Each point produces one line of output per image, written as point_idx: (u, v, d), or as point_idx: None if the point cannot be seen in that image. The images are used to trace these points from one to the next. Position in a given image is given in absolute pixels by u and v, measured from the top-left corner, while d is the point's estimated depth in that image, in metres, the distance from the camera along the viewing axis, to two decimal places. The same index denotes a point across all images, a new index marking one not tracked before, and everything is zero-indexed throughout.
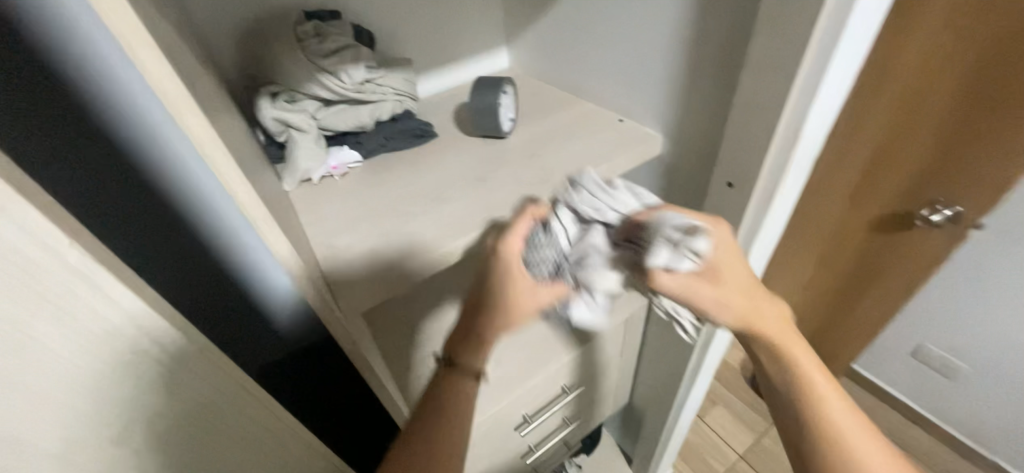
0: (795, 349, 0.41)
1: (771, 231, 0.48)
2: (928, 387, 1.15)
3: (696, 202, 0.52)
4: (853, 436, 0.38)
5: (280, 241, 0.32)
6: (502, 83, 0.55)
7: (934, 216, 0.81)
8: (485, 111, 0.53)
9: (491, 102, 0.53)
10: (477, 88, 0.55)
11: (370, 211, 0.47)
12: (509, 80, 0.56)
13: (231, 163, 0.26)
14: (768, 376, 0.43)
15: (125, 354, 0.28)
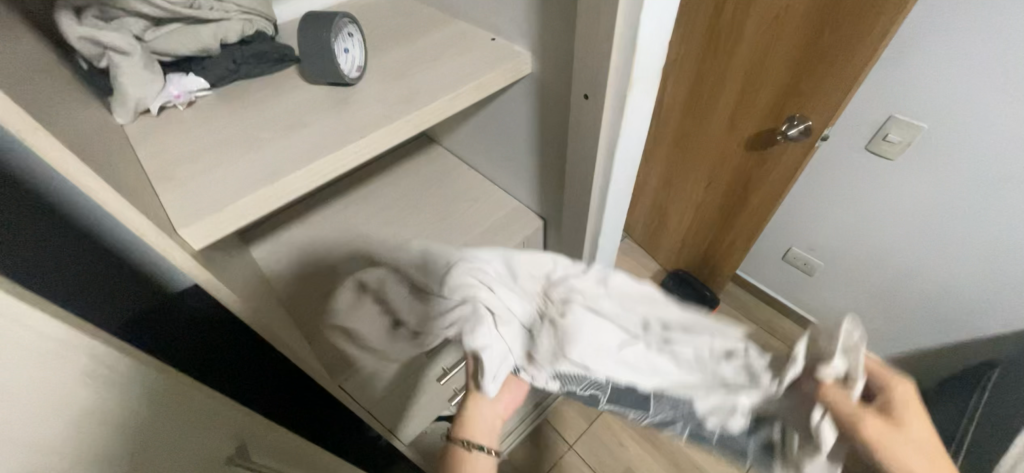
0: None
1: (629, 143, 0.52)
2: (794, 283, 1.36)
3: (565, 122, 0.55)
4: None
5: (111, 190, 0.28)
6: (339, 20, 0.49)
7: (790, 130, 0.92)
8: (318, 54, 0.47)
9: (325, 43, 0.47)
10: (308, 27, 0.48)
11: (220, 140, 0.44)
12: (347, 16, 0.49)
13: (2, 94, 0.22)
14: None
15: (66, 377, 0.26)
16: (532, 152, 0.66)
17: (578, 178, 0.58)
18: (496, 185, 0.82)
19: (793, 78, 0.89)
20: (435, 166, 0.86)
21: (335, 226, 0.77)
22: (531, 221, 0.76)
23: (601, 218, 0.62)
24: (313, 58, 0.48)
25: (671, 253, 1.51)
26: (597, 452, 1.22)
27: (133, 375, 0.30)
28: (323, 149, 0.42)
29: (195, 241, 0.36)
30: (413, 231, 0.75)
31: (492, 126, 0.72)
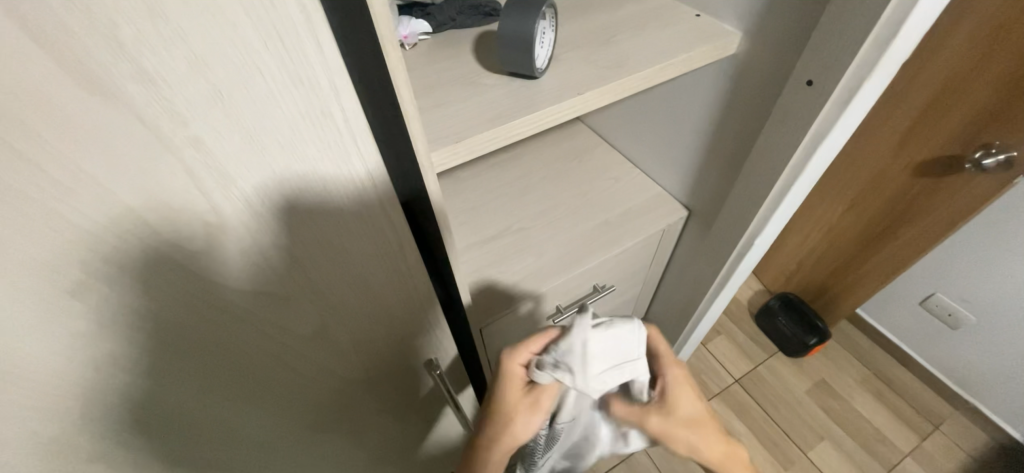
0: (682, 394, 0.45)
1: (836, 138, 0.48)
2: (928, 334, 1.21)
3: (762, 106, 0.52)
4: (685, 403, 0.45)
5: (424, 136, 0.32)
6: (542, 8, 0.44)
7: (985, 159, 0.80)
8: (518, 47, 0.44)
9: (525, 42, 0.43)
10: (511, 13, 0.44)
11: (445, 81, 0.47)
12: (550, 7, 0.45)
13: (395, 34, 0.26)
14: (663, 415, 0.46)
15: (145, 247, 0.24)
16: (699, 139, 0.65)
17: (758, 170, 0.55)
18: (638, 168, 0.81)
19: (1002, 101, 0.77)
20: (577, 141, 0.87)
21: (479, 184, 0.81)
22: (676, 209, 0.74)
23: (768, 216, 0.59)
24: (507, 45, 0.44)
25: (782, 273, 1.40)
26: (669, 459, 1.19)
27: (204, 276, 0.27)
28: (541, 102, 0.44)
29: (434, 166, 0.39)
30: (556, 201, 0.77)
31: (656, 108, 0.70)
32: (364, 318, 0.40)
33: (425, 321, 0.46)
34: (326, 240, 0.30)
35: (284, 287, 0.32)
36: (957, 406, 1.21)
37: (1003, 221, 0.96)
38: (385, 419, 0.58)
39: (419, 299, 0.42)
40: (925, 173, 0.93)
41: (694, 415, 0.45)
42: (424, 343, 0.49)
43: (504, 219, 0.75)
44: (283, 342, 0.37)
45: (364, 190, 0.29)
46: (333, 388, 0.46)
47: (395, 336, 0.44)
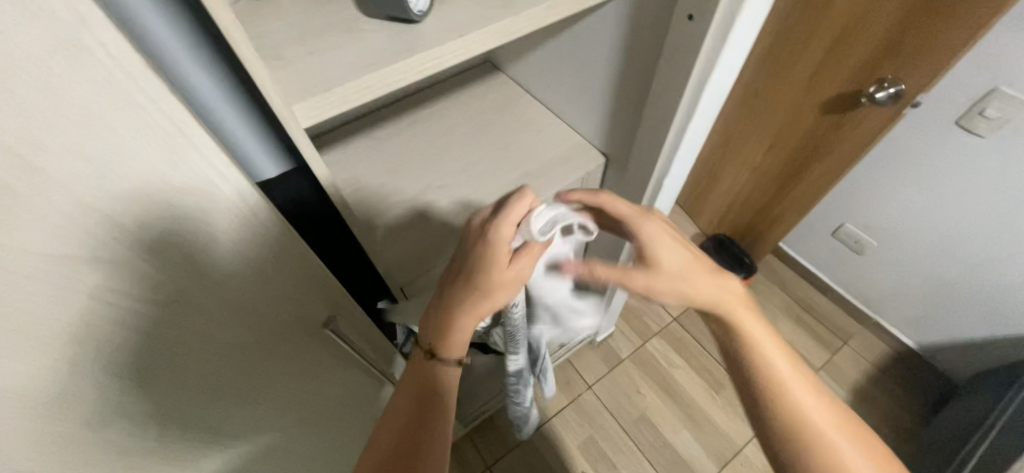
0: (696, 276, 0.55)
1: (723, 70, 0.50)
2: (840, 261, 1.32)
3: (655, 43, 0.52)
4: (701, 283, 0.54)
5: (262, 68, 0.31)
6: None
7: (880, 93, 0.85)
8: None
9: None
10: None
11: (320, 28, 0.44)
12: None
13: None
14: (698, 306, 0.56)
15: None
16: (608, 83, 0.64)
17: (658, 110, 0.56)
18: (559, 118, 0.80)
19: (896, 35, 0.80)
20: (498, 93, 0.85)
21: (398, 143, 0.78)
22: (594, 156, 0.75)
23: (672, 155, 0.61)
24: None
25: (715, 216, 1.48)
26: (616, 397, 1.27)
27: (67, 273, 0.28)
28: (419, 45, 0.42)
29: (303, 117, 0.37)
30: (477, 155, 0.76)
31: (566, 53, 0.69)
32: (239, 283, 0.38)
33: (317, 283, 0.44)
34: (193, 217, 0.31)
35: (165, 276, 0.33)
36: (864, 323, 1.35)
37: (901, 150, 1.05)
38: (313, 382, 0.59)
39: (312, 269, 0.42)
40: (829, 110, 0.98)
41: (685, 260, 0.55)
42: (323, 308, 0.48)
43: (423, 176, 0.73)
44: (150, 318, 0.34)
45: (177, 142, 0.27)
46: (238, 360, 0.45)
47: (299, 307, 0.45)
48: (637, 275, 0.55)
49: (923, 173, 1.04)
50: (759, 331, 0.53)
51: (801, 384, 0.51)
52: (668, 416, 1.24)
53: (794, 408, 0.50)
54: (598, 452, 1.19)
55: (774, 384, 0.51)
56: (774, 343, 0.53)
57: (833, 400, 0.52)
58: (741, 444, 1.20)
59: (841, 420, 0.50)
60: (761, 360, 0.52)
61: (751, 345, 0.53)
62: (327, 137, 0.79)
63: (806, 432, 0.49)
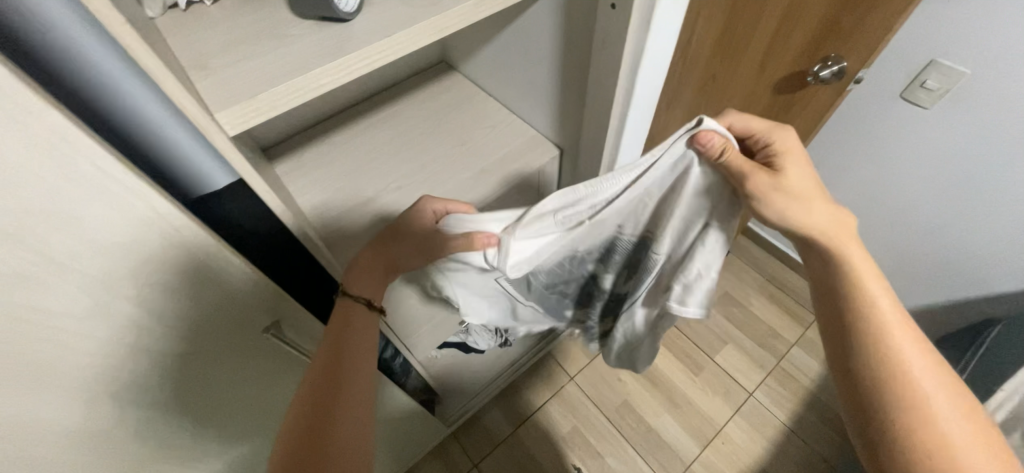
0: (847, 248, 0.48)
1: (654, 54, 0.51)
2: None
3: (587, 32, 0.54)
4: (851, 250, 0.48)
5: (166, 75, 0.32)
6: None
7: (823, 72, 0.88)
8: None
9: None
10: None
11: (247, 36, 0.44)
12: None
13: None
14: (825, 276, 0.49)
15: None
16: (552, 76, 0.65)
17: (599, 98, 0.57)
18: (513, 113, 0.81)
19: (836, 14, 0.82)
20: (453, 93, 0.85)
21: (354, 148, 0.78)
22: (549, 148, 0.76)
23: (618, 141, 0.62)
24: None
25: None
26: (597, 386, 1.29)
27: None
28: (345, 48, 0.42)
29: (229, 127, 0.38)
30: (433, 154, 0.76)
31: (512, 49, 0.71)
32: (166, 294, 0.37)
33: (257, 290, 0.43)
34: (116, 242, 0.32)
35: (99, 295, 0.34)
36: None
37: (854, 123, 1.08)
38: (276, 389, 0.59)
39: (257, 282, 0.42)
40: (782, 90, 1.01)
41: (812, 188, 0.48)
42: (267, 315, 0.47)
43: (380, 179, 0.73)
44: (69, 331, 0.34)
45: (66, 154, 0.26)
46: (184, 368, 0.45)
47: (247, 318, 0.45)
48: (771, 192, 0.45)
49: (875, 144, 1.07)
50: (888, 306, 0.46)
51: (929, 373, 0.44)
52: (649, 400, 1.26)
53: (916, 395, 0.43)
54: (583, 440, 1.21)
55: (897, 372, 0.44)
56: (905, 325, 0.46)
57: (967, 394, 0.44)
58: (721, 423, 1.22)
59: (970, 415, 0.43)
60: (887, 345, 0.45)
61: (877, 325, 0.45)
62: (284, 145, 0.79)
63: (920, 421, 0.42)
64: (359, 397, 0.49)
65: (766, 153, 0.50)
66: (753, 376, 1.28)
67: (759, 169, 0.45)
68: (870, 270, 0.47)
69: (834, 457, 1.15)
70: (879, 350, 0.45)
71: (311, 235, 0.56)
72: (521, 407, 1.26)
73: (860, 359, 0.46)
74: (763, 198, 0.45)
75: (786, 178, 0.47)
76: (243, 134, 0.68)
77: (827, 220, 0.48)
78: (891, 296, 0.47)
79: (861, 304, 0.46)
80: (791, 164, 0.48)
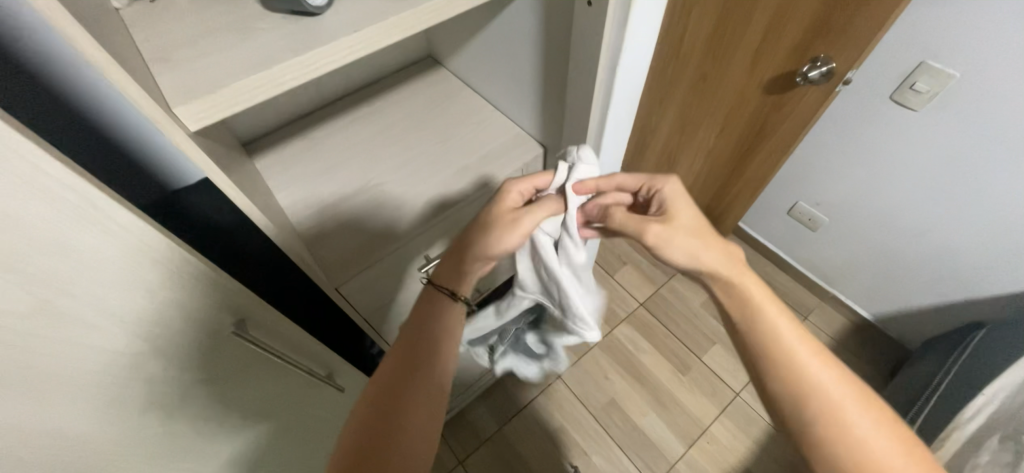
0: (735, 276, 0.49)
1: (632, 53, 0.50)
2: (796, 238, 1.36)
3: (566, 29, 0.53)
4: (740, 279, 0.49)
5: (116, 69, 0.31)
6: None
7: (812, 72, 0.87)
8: None
9: None
10: None
11: (214, 29, 0.43)
12: None
13: None
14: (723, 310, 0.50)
15: None
16: (534, 73, 0.65)
17: (578, 96, 0.57)
18: (498, 110, 0.80)
19: (825, 15, 0.81)
20: (438, 88, 0.84)
21: (336, 143, 0.77)
22: (533, 146, 0.76)
23: (599, 140, 0.61)
24: None
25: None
26: (584, 384, 1.29)
27: None
28: (313, 42, 0.41)
29: (189, 122, 0.37)
30: (415, 150, 0.76)
31: (495, 45, 0.70)
32: (112, 288, 0.36)
33: (207, 283, 0.41)
34: (60, 236, 0.30)
35: (38, 290, 0.32)
36: (822, 298, 1.39)
37: (844, 124, 1.08)
38: (247, 390, 0.57)
39: (216, 281, 0.41)
40: (772, 89, 1.00)
41: (702, 237, 0.51)
42: (220, 311, 0.45)
43: (361, 175, 0.72)
44: (1, 328, 0.32)
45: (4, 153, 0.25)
46: (141, 368, 0.43)
47: (207, 318, 0.44)
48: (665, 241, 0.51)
49: (864, 145, 1.07)
50: (797, 349, 0.45)
51: (854, 407, 0.43)
52: (636, 399, 1.26)
53: (848, 439, 0.42)
54: (568, 439, 1.21)
55: (825, 418, 0.43)
56: (819, 363, 0.45)
57: (882, 404, 0.44)
58: (707, 422, 1.22)
59: (898, 436, 0.42)
60: (796, 368, 0.45)
61: (799, 372, 0.45)
62: (265, 139, 0.78)
63: (847, 444, 0.42)
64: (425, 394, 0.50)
65: (658, 202, 0.55)
66: (739, 376, 1.29)
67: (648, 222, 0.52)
68: (762, 297, 0.48)
69: None
70: (803, 399, 0.44)
71: (278, 234, 0.54)
72: (508, 405, 1.26)
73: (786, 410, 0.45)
74: (658, 245, 0.51)
75: (677, 225, 0.52)
76: (220, 129, 0.67)
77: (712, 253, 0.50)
78: (787, 318, 0.48)
79: (780, 356, 0.46)
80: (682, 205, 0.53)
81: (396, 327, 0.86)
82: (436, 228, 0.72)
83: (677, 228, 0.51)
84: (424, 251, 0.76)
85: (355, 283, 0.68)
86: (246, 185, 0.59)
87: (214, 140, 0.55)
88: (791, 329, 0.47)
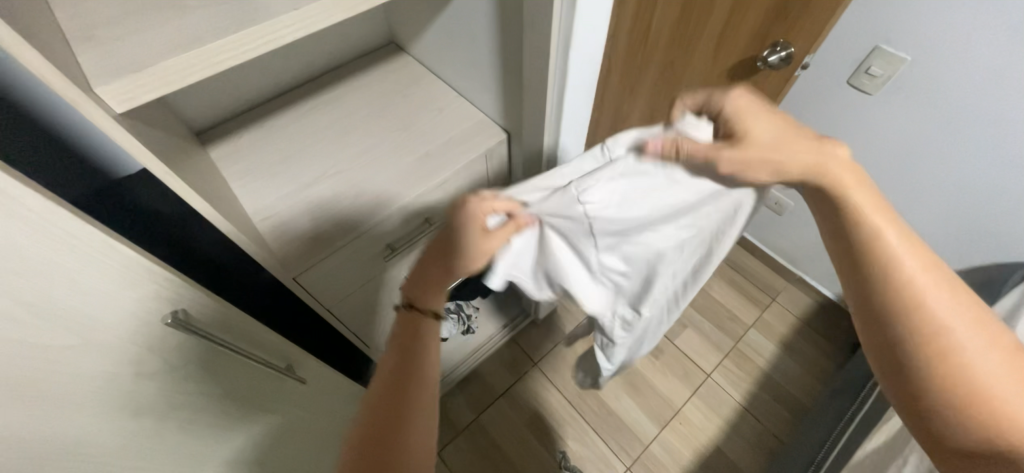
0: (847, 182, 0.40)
1: (584, 33, 0.50)
2: (763, 223, 1.40)
3: (518, 10, 0.52)
4: (848, 187, 0.40)
5: (27, 48, 0.29)
6: None
7: (772, 57, 0.89)
8: None
9: None
10: None
11: (144, 6, 0.41)
12: None
13: None
14: (828, 219, 0.42)
15: None
16: (492, 56, 0.64)
17: (535, 79, 0.56)
18: (462, 96, 0.79)
19: (785, 0, 0.82)
20: (401, 73, 0.83)
21: (295, 131, 0.75)
22: (496, 132, 0.75)
23: (558, 124, 0.62)
24: None
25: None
26: (561, 372, 1.30)
27: None
28: (253, 18, 0.40)
29: (116, 104, 0.36)
30: (377, 137, 0.74)
31: (454, 27, 0.68)
32: (49, 303, 0.34)
33: (143, 276, 0.37)
34: None
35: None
36: (789, 280, 1.44)
37: (806, 107, 1.11)
38: (206, 391, 0.55)
39: (162, 284, 0.39)
40: (736, 73, 1.01)
41: (797, 146, 0.40)
42: (162, 305, 0.41)
43: (320, 165, 0.71)
44: None
45: None
46: (82, 373, 0.40)
47: (155, 322, 0.42)
48: (753, 163, 0.40)
49: (824, 128, 1.10)
50: (916, 259, 0.38)
51: (966, 319, 0.38)
52: (611, 384, 1.28)
53: (963, 367, 0.37)
54: (545, 426, 1.22)
55: (949, 354, 0.37)
56: (939, 282, 0.38)
57: (1000, 330, 0.39)
58: (679, 404, 1.25)
59: (1009, 354, 0.38)
60: (920, 300, 0.38)
61: (923, 303, 0.38)
62: (220, 128, 0.76)
63: (965, 383, 0.37)
64: (426, 401, 0.47)
65: (720, 119, 0.42)
66: (711, 358, 1.32)
67: (720, 145, 0.40)
68: (880, 207, 0.40)
69: (784, 432, 1.20)
70: (914, 310, 0.38)
71: (230, 223, 0.53)
72: (484, 395, 1.27)
73: (899, 342, 0.39)
74: (741, 172, 0.41)
75: (752, 144, 0.40)
76: (168, 115, 0.64)
77: (815, 160, 0.40)
78: (906, 232, 0.39)
79: (901, 282, 0.38)
80: (752, 114, 0.41)
81: (365, 316, 0.86)
82: (399, 217, 0.71)
83: (758, 150, 0.40)
84: (390, 240, 0.75)
85: (319, 271, 0.68)
86: (197, 172, 0.57)
87: (156, 127, 0.53)
88: (920, 251, 0.39)
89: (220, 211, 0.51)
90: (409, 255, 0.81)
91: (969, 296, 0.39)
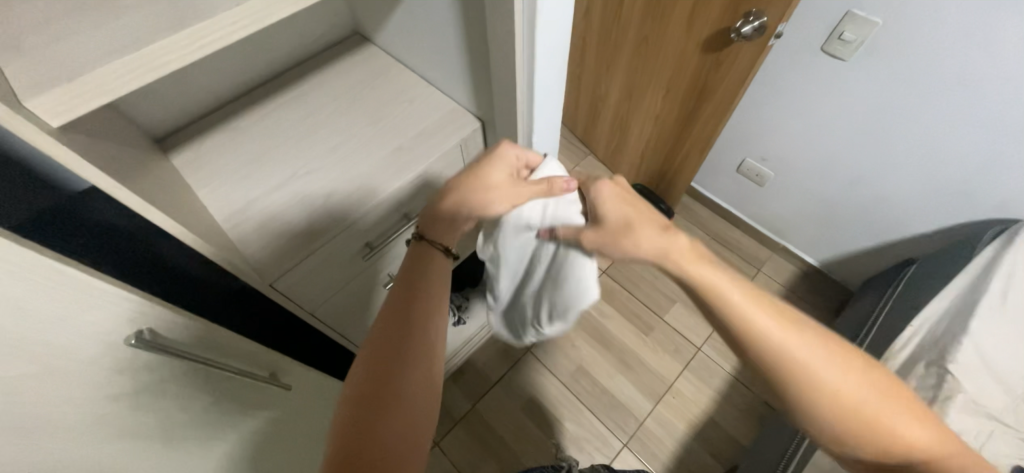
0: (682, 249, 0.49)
1: (549, 13, 0.48)
2: (747, 194, 1.41)
3: None
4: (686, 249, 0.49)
5: None
6: None
7: (745, 27, 0.86)
8: None
9: None
10: None
11: (71, 8, 0.38)
12: None
13: None
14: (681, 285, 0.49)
15: None
16: (458, 42, 0.62)
17: (502, 63, 0.54)
18: (432, 86, 0.77)
19: None
20: (368, 65, 0.80)
21: (259, 132, 0.72)
22: (469, 121, 0.73)
23: (530, 109, 0.60)
24: None
25: (609, 147, 1.51)
26: (554, 356, 1.31)
27: None
28: (192, 16, 0.37)
29: (50, 118, 0.34)
30: (346, 133, 0.72)
31: (417, 14, 0.66)
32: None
33: (98, 297, 0.36)
34: None
35: None
36: (774, 249, 1.45)
37: (782, 76, 1.10)
38: (187, 405, 0.53)
39: (122, 304, 0.38)
40: (711, 47, 0.99)
41: (642, 223, 0.52)
42: (123, 326, 0.39)
43: (289, 165, 0.68)
44: None
45: None
46: (44, 400, 0.39)
47: (120, 343, 0.40)
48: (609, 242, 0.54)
49: (799, 97, 1.10)
50: (763, 315, 0.44)
51: (821, 354, 0.43)
52: (602, 363, 1.29)
53: (832, 395, 0.42)
54: (539, 410, 1.23)
55: (826, 394, 0.42)
56: (788, 330, 0.43)
57: (851, 352, 0.44)
58: (671, 379, 1.27)
59: (863, 371, 0.43)
60: (779, 354, 0.43)
61: (784, 355, 0.43)
62: (182, 133, 0.72)
63: (835, 408, 0.42)
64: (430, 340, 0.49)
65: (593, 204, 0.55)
66: (700, 332, 1.34)
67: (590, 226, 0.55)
68: (716, 272, 0.47)
69: None
70: (779, 363, 0.43)
71: (196, 234, 0.51)
72: (479, 384, 1.27)
73: (802, 407, 0.43)
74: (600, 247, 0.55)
75: (608, 228, 0.53)
76: (121, 123, 0.61)
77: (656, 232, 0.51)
78: (746, 289, 0.46)
79: (760, 341, 0.44)
80: (612, 202, 0.54)
81: (349, 316, 0.84)
82: (376, 214, 0.70)
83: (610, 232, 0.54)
84: (368, 238, 0.73)
85: (298, 274, 0.66)
86: (157, 182, 0.55)
87: (106, 137, 0.50)
88: (800, 335, 0.43)
89: (183, 222, 0.49)
90: (388, 252, 0.80)
91: (817, 330, 0.44)
